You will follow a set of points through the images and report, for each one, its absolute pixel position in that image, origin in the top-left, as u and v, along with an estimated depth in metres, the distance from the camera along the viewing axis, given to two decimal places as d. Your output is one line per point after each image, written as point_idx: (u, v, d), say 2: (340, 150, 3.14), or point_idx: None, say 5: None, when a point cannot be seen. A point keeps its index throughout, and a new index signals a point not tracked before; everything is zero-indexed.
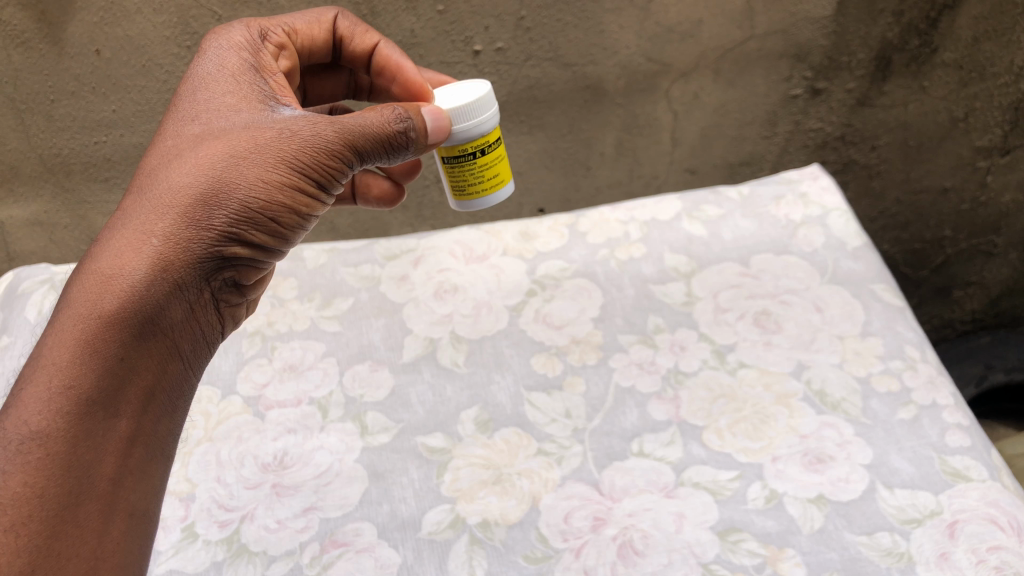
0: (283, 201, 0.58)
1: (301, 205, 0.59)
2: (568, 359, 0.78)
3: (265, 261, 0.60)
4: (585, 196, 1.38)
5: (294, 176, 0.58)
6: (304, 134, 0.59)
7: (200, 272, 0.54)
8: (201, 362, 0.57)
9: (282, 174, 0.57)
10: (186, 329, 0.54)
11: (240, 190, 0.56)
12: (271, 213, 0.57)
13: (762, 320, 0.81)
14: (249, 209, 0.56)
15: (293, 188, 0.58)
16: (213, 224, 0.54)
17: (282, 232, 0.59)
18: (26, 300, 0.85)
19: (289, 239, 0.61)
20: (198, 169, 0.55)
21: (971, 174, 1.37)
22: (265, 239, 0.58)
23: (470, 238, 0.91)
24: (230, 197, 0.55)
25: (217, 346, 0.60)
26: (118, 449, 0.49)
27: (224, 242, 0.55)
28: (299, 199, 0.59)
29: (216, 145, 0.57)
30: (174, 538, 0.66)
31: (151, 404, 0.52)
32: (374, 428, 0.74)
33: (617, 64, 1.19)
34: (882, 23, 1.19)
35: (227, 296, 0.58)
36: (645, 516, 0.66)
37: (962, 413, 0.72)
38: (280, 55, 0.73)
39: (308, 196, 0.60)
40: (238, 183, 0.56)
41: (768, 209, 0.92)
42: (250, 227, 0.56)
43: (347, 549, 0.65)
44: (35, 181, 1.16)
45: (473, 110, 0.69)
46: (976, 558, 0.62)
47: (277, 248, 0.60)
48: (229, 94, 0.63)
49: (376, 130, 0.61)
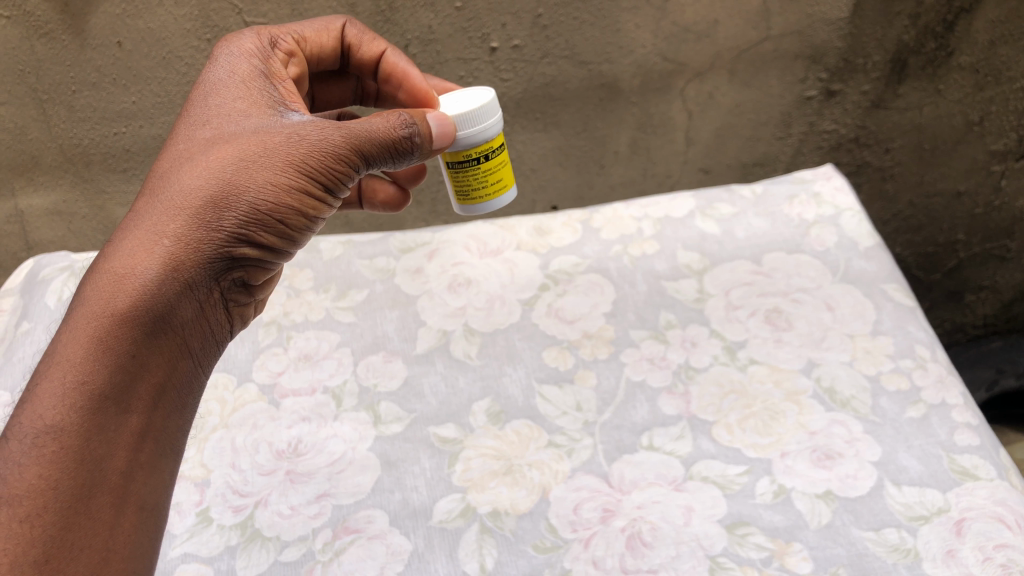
0: (291, 204, 0.58)
1: (308, 208, 0.60)
2: (581, 353, 0.79)
3: (273, 262, 0.61)
4: (598, 194, 1.38)
5: (303, 179, 0.59)
6: (313, 139, 0.60)
7: (210, 272, 0.55)
8: (210, 360, 0.58)
9: (290, 177, 0.58)
10: (197, 328, 0.55)
11: (250, 192, 0.57)
12: (280, 215, 0.58)
13: (773, 317, 0.81)
14: (258, 211, 0.57)
15: (301, 191, 0.59)
16: (222, 226, 0.55)
17: (290, 234, 0.60)
18: (46, 286, 0.87)
19: (296, 241, 0.62)
20: (208, 172, 0.56)
21: (985, 179, 1.37)
22: (274, 240, 0.59)
23: (485, 232, 0.92)
24: (239, 199, 0.56)
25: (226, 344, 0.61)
26: (129, 444, 0.50)
27: (233, 243, 0.56)
28: (307, 202, 0.60)
29: (227, 149, 0.58)
30: (189, 522, 0.67)
31: (162, 400, 0.52)
32: (387, 418, 0.74)
33: (632, 63, 1.20)
34: (898, 25, 1.19)
35: (236, 296, 0.59)
36: (653, 509, 0.66)
37: (971, 413, 0.72)
38: (290, 62, 0.74)
39: (315, 200, 0.60)
40: (248, 186, 0.57)
41: (782, 208, 0.92)
42: (259, 228, 0.57)
43: (359, 535, 0.66)
44: (56, 171, 1.18)
45: (476, 117, 0.70)
46: (983, 556, 0.62)
47: (286, 248, 0.61)
48: (239, 99, 0.64)
49: (383, 136, 0.62)
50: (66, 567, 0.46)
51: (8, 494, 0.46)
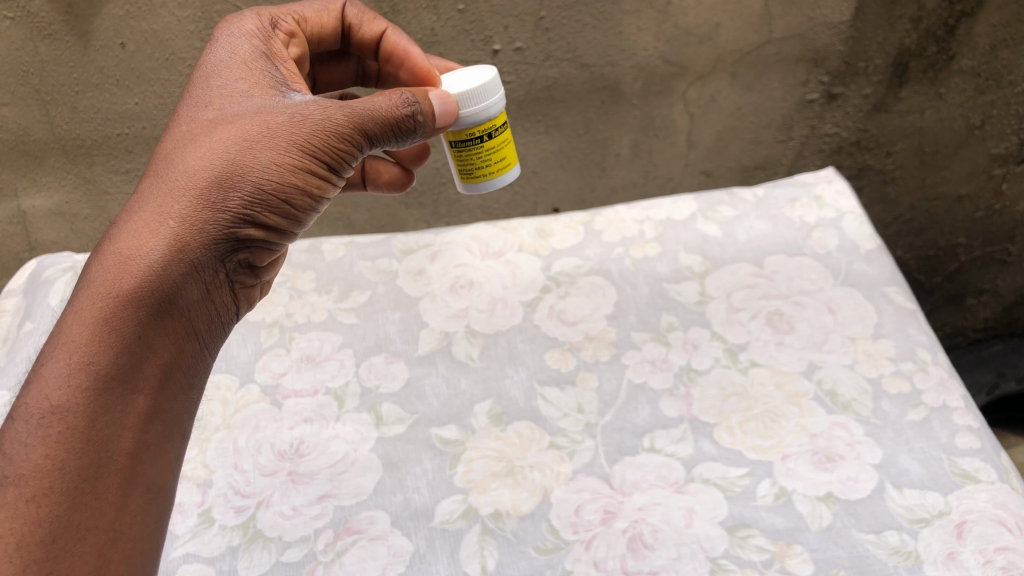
0: (294, 183, 0.59)
1: (312, 187, 0.60)
2: (582, 355, 0.79)
3: (279, 243, 0.61)
4: (600, 197, 1.38)
5: (307, 159, 0.59)
6: (315, 118, 0.60)
7: (217, 252, 0.55)
8: (217, 341, 0.58)
9: (294, 157, 0.58)
10: (204, 308, 0.55)
11: (255, 172, 0.57)
12: (285, 194, 0.58)
13: (775, 320, 0.81)
14: (263, 190, 0.57)
15: (305, 169, 0.59)
16: (227, 206, 0.55)
17: (296, 214, 0.60)
18: (49, 286, 0.87)
19: (301, 221, 0.62)
20: (212, 153, 0.57)
21: (986, 182, 1.37)
22: (279, 220, 0.59)
23: (487, 234, 0.92)
24: (244, 180, 0.56)
25: (234, 325, 0.61)
26: (136, 425, 0.50)
27: (239, 223, 0.56)
28: (312, 181, 0.60)
29: (230, 129, 0.58)
30: (191, 523, 0.67)
31: (168, 381, 0.53)
32: (389, 419, 0.75)
33: (634, 66, 1.20)
34: (899, 29, 1.20)
35: (242, 277, 0.60)
36: (655, 511, 0.66)
37: (972, 416, 0.72)
38: (291, 42, 0.74)
39: (319, 179, 0.61)
40: (252, 166, 0.57)
41: (783, 211, 0.92)
42: (264, 208, 0.57)
43: (361, 536, 0.66)
44: (59, 171, 1.18)
45: (478, 95, 0.70)
46: (984, 558, 0.62)
47: (291, 228, 0.61)
48: (241, 80, 0.64)
49: (383, 115, 0.62)
50: (73, 548, 0.46)
51: (14, 474, 0.46)
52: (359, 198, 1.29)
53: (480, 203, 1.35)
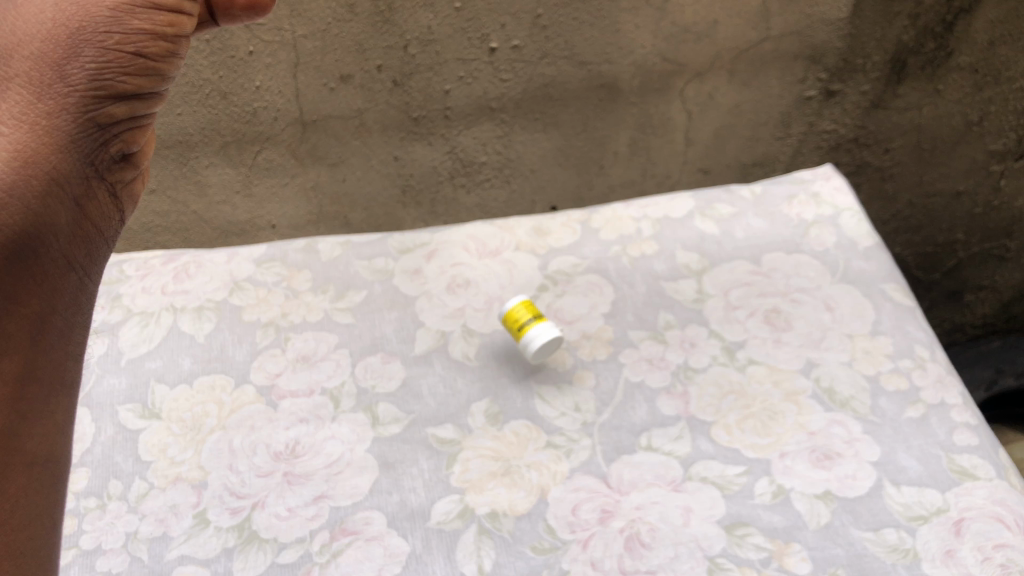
0: (127, 50, 0.56)
1: (155, 46, 0.58)
2: (579, 353, 0.79)
3: (142, 121, 0.59)
4: (597, 195, 1.38)
5: (128, 10, 0.56)
6: None
7: (67, 160, 0.53)
8: (100, 250, 0.57)
9: (110, 17, 0.56)
10: (73, 226, 0.54)
11: (80, 61, 0.54)
12: (121, 67, 0.56)
13: (773, 317, 0.81)
14: (96, 75, 0.55)
15: (134, 27, 0.56)
16: (65, 108, 0.54)
17: (145, 83, 0.58)
18: None
19: (156, 90, 0.60)
20: (30, 50, 0.53)
21: (984, 179, 1.37)
22: (140, 82, 0.58)
23: (483, 232, 0.92)
24: (84, 49, 0.55)
25: (122, 224, 0.60)
26: (9, 392, 0.50)
27: (81, 126, 0.54)
28: (151, 38, 0.57)
29: (34, 12, 0.54)
30: (186, 524, 0.67)
31: (41, 333, 0.52)
32: (385, 418, 0.74)
33: (632, 63, 1.20)
34: (898, 25, 1.20)
35: (115, 173, 0.58)
36: (652, 510, 0.66)
37: (970, 412, 0.73)
38: None
39: (161, 24, 0.58)
40: (74, 56, 0.54)
41: (781, 208, 0.92)
42: (105, 92, 0.56)
43: (357, 537, 0.66)
44: None
45: None
46: (983, 556, 0.63)
47: (154, 89, 0.60)
48: None
49: None
50: None
51: None
52: (355, 197, 1.29)
53: (478, 201, 1.34)
